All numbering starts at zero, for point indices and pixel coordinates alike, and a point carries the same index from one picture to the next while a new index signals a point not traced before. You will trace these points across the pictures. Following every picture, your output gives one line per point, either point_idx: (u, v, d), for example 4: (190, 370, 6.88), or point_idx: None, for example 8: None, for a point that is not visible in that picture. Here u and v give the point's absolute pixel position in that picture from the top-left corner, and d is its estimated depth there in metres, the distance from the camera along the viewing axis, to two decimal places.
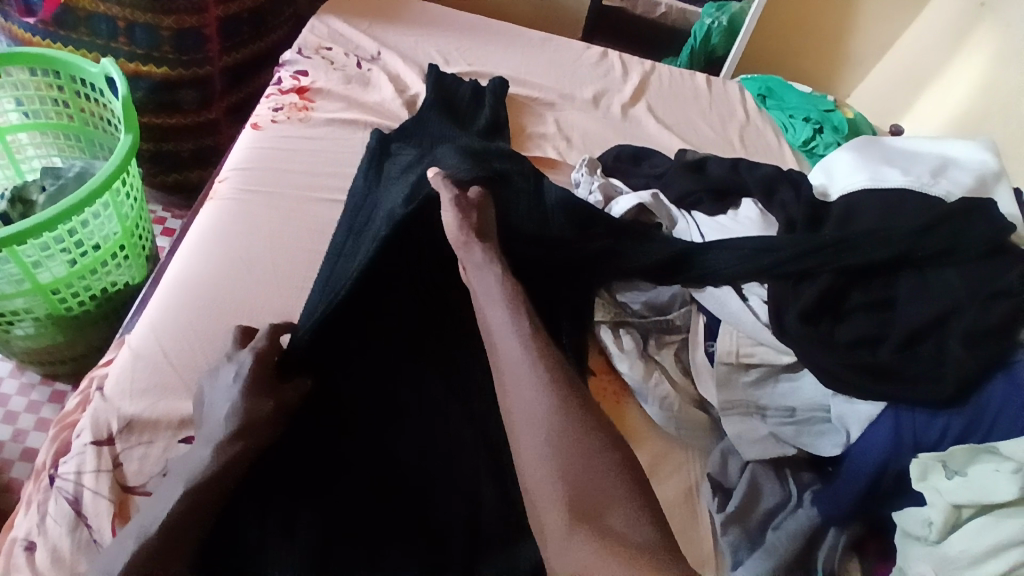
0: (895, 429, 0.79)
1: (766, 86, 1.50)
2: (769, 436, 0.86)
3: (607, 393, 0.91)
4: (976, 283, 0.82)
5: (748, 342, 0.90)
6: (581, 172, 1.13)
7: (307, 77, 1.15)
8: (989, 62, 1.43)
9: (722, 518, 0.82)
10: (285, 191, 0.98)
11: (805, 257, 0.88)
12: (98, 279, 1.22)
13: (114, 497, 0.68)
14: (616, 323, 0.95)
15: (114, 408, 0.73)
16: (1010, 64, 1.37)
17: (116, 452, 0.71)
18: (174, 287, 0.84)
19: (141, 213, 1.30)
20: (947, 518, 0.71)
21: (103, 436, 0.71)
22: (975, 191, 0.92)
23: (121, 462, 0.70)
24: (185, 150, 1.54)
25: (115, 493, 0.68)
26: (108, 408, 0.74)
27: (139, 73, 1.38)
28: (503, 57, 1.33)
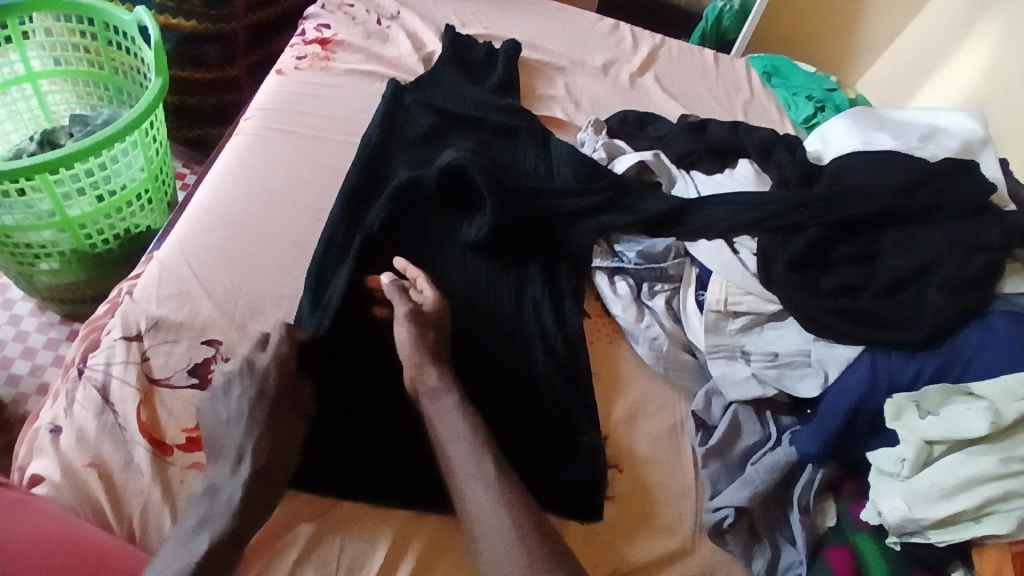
0: (871, 371, 0.83)
1: (772, 65, 1.54)
2: (751, 377, 0.90)
3: (601, 334, 0.96)
4: (958, 240, 0.87)
5: (736, 291, 0.94)
6: (586, 132, 1.17)
7: (329, 30, 1.20)
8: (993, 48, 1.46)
9: (704, 451, 0.87)
10: (305, 131, 1.03)
11: (794, 211, 0.94)
12: (120, 220, 1.28)
13: (140, 387, 0.75)
14: (612, 269, 0.98)
15: (142, 309, 0.80)
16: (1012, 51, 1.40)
17: (144, 347, 0.77)
18: (200, 210, 0.90)
19: (164, 159, 1.36)
20: (919, 453, 0.75)
21: (131, 333, 0.78)
22: (962, 155, 0.96)
23: (147, 356, 0.77)
24: (208, 105, 1.59)
25: (141, 383, 0.75)
26: (136, 310, 0.81)
27: (168, 26, 1.44)
28: (518, 23, 1.38)
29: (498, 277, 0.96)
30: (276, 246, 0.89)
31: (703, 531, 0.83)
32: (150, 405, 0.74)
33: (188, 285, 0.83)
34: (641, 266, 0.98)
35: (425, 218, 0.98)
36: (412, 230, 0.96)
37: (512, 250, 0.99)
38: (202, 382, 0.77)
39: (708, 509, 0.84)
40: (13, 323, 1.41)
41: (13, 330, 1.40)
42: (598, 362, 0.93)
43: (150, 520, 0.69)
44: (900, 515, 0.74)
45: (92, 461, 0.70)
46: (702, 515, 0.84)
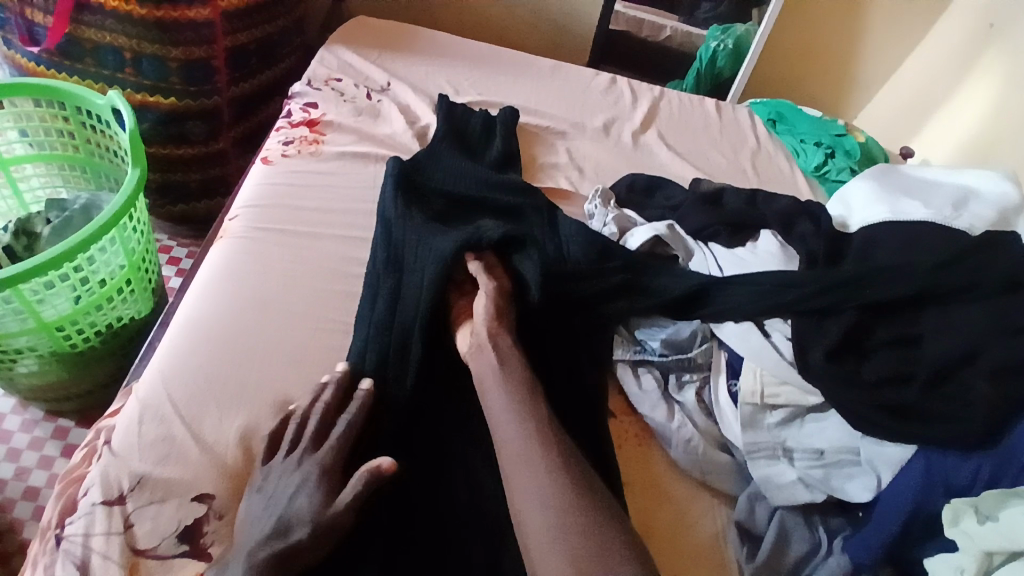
0: (926, 473, 0.76)
1: (776, 111, 1.49)
2: (798, 481, 0.83)
3: (628, 436, 0.88)
4: (1001, 320, 0.79)
5: (773, 382, 0.86)
6: (595, 204, 1.11)
7: (317, 110, 1.14)
8: (998, 85, 1.43)
9: (752, 568, 0.79)
10: (297, 228, 0.95)
11: (827, 293, 0.86)
12: (104, 315, 1.20)
13: (125, 561, 0.67)
14: (635, 361, 0.92)
15: (125, 465, 0.71)
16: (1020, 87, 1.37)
17: (127, 512, 0.69)
18: (187, 333, 0.82)
19: (148, 246, 1.29)
20: (980, 566, 0.68)
21: (113, 496, 0.69)
22: (998, 225, 0.89)
23: (132, 523, 0.69)
24: (194, 180, 1.52)
25: (125, 556, 0.67)
26: (117, 464, 0.72)
27: (146, 104, 1.37)
28: (514, 86, 1.33)
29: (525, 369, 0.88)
30: (270, 367, 0.81)
31: None
32: None
33: (175, 427, 0.75)
34: (667, 358, 0.91)
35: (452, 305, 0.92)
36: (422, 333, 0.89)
37: (539, 334, 0.91)
38: (195, 549, 0.69)
39: None
40: None
41: None
42: (628, 468, 0.86)
43: None
44: None
45: None
46: None
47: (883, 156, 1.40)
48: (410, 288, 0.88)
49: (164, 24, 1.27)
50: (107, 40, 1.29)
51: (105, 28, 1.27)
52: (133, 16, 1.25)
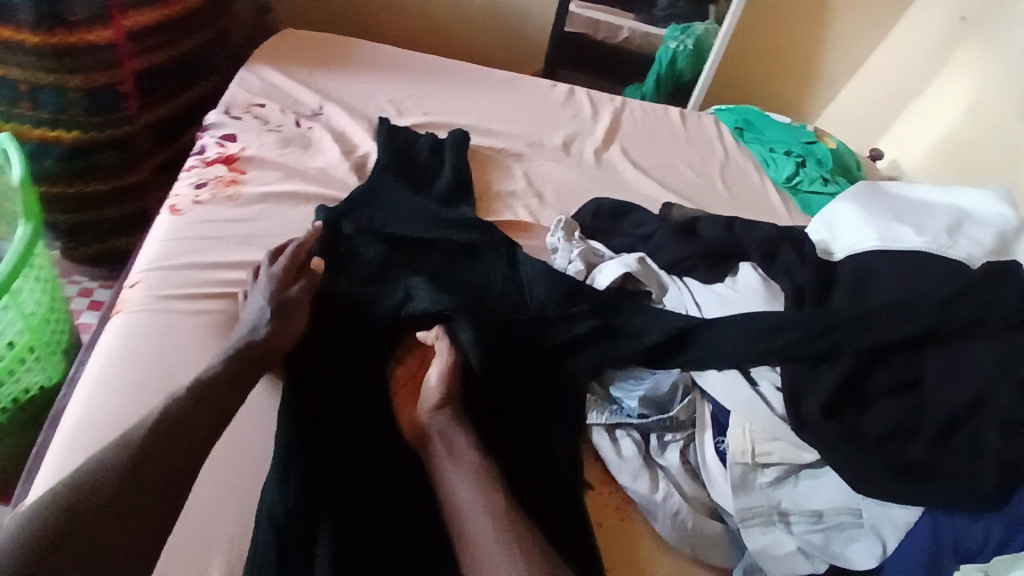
0: (935, 535, 0.69)
1: (743, 119, 1.41)
2: (798, 550, 0.75)
3: (608, 510, 0.78)
4: (1010, 360, 0.72)
5: (764, 438, 0.78)
6: (557, 236, 0.99)
7: (235, 143, 1.00)
8: (971, 82, 1.38)
9: None
10: (210, 294, 0.82)
11: (821, 337, 0.78)
12: (6, 389, 1.05)
13: None
14: (612, 424, 0.81)
15: None
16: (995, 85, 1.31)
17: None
18: (77, 440, 0.69)
19: (54, 293, 1.13)
20: None
21: None
22: (998, 252, 0.81)
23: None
24: (110, 219, 1.33)
25: None
26: None
27: (47, 140, 1.20)
28: (464, 103, 1.21)
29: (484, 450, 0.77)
30: None
31: None
32: None
33: None
34: (647, 418, 0.81)
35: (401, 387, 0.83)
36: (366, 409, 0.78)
37: (499, 406, 0.82)
38: None
39: None
40: None
41: None
42: (610, 549, 0.76)
43: None
44: None
45: None
46: None
47: (855, 161, 1.34)
48: (352, 366, 0.80)
49: (61, 51, 1.12)
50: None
51: None
52: (26, 44, 1.10)
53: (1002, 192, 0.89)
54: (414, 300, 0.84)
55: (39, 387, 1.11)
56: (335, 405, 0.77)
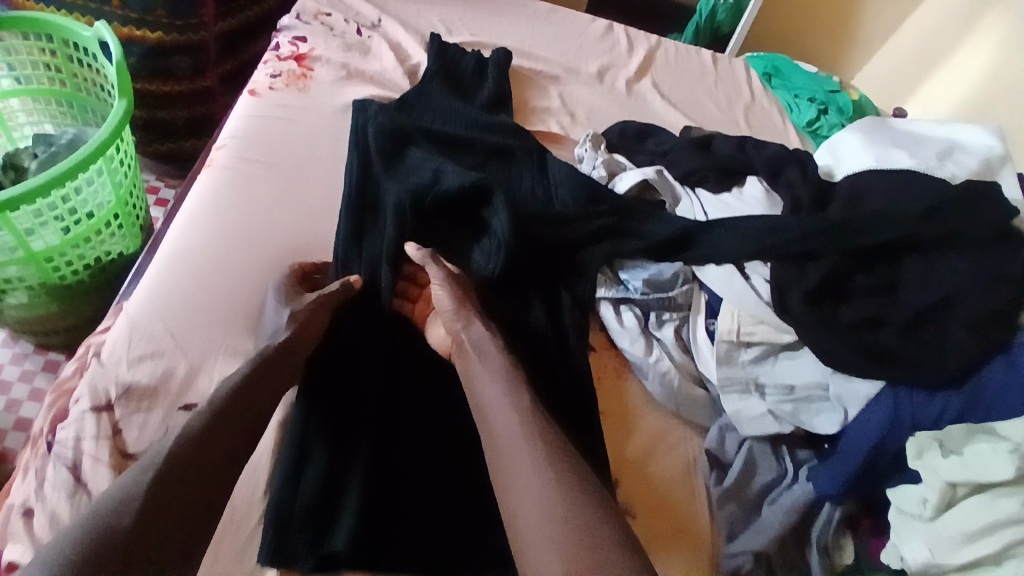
0: (894, 411, 0.78)
1: (772, 66, 1.48)
2: (768, 413, 0.86)
3: (607, 369, 0.91)
4: (984, 265, 0.80)
5: (749, 321, 0.89)
6: (585, 147, 1.10)
7: (306, 44, 1.12)
8: (995, 49, 1.37)
9: (720, 492, 0.83)
10: (282, 161, 0.94)
11: (811, 239, 0.86)
12: (91, 249, 1.20)
13: (113, 464, 0.65)
14: (617, 299, 0.94)
15: (112, 374, 0.69)
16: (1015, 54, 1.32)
17: (116, 419, 0.67)
18: (175, 253, 0.81)
19: (135, 180, 1.28)
20: (942, 496, 0.72)
21: (103, 403, 0.68)
22: (981, 175, 0.89)
23: (120, 429, 0.66)
24: (180, 118, 1.50)
25: (115, 459, 0.65)
26: (104, 376, 0.70)
27: (132, 38, 1.34)
28: (508, 28, 1.31)
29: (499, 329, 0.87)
30: (259, 295, 0.80)
31: None
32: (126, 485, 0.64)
33: (165, 340, 0.73)
34: (648, 296, 0.93)
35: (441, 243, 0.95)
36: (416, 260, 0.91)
37: (519, 276, 0.92)
38: None
39: (725, 554, 0.80)
40: None
41: None
42: (606, 398, 0.89)
43: None
44: (923, 560, 0.73)
45: None
46: (721, 561, 0.80)
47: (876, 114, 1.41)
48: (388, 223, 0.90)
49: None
50: None
51: None
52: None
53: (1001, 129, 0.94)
54: (444, 178, 0.96)
55: (119, 253, 1.27)
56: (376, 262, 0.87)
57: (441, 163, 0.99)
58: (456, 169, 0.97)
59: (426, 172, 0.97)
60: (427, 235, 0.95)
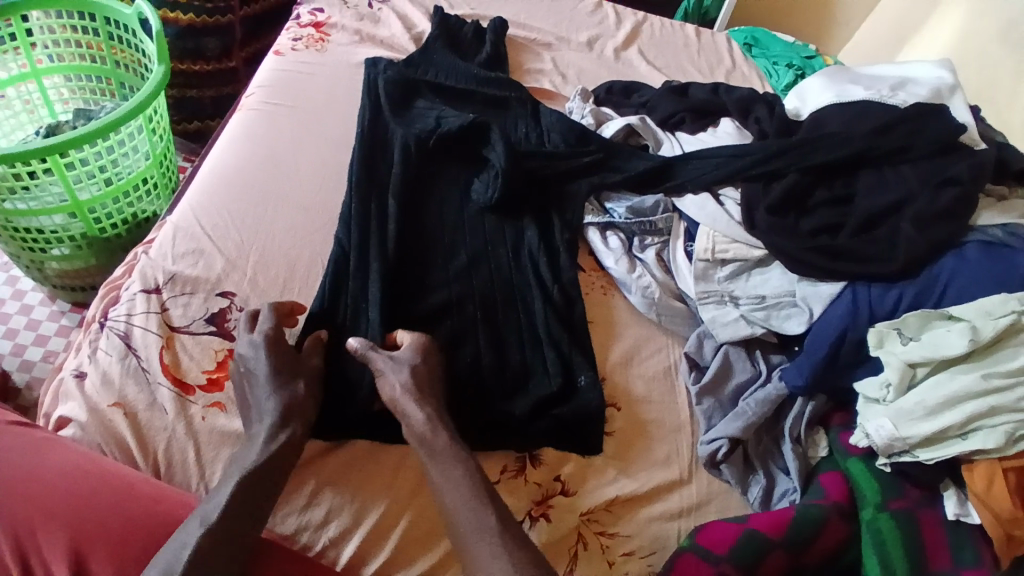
0: (853, 303, 0.86)
1: (752, 37, 1.59)
2: (740, 319, 0.93)
3: (594, 286, 1.00)
4: (929, 175, 0.90)
5: (723, 241, 0.97)
6: (574, 101, 1.21)
7: (323, 14, 1.25)
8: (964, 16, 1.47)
9: (697, 389, 0.91)
10: (303, 106, 1.06)
11: (774, 159, 0.98)
12: (126, 205, 1.31)
13: (162, 333, 0.77)
14: (603, 225, 1.03)
15: (160, 265, 0.82)
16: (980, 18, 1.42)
17: (163, 300, 0.79)
18: (213, 176, 0.93)
19: (168, 146, 1.40)
20: (903, 376, 0.78)
21: (151, 286, 0.80)
22: (932, 100, 1.01)
23: (167, 307, 0.79)
24: (207, 97, 1.62)
25: (162, 330, 0.77)
26: (153, 266, 0.83)
27: (167, 19, 1.48)
28: (505, 4, 1.42)
29: (477, 252, 0.96)
30: (283, 210, 0.91)
31: (700, 463, 0.87)
32: (172, 350, 0.76)
33: (203, 242, 0.85)
34: (630, 221, 1.02)
35: (434, 170, 1.03)
36: (424, 189, 1.01)
37: (511, 199, 1.01)
38: (221, 330, 0.79)
39: (702, 442, 0.87)
40: (23, 313, 1.41)
41: (23, 320, 1.40)
42: (594, 311, 0.97)
43: (175, 456, 0.71)
44: (887, 434, 0.78)
45: (116, 402, 0.72)
46: (698, 447, 0.88)
47: None
48: (394, 162, 1.00)
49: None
50: None
51: None
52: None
53: (947, 63, 1.07)
54: (445, 122, 1.05)
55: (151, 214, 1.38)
56: (383, 190, 0.96)
57: (445, 111, 1.09)
58: (459, 114, 1.07)
59: (432, 117, 1.08)
60: (429, 170, 1.03)
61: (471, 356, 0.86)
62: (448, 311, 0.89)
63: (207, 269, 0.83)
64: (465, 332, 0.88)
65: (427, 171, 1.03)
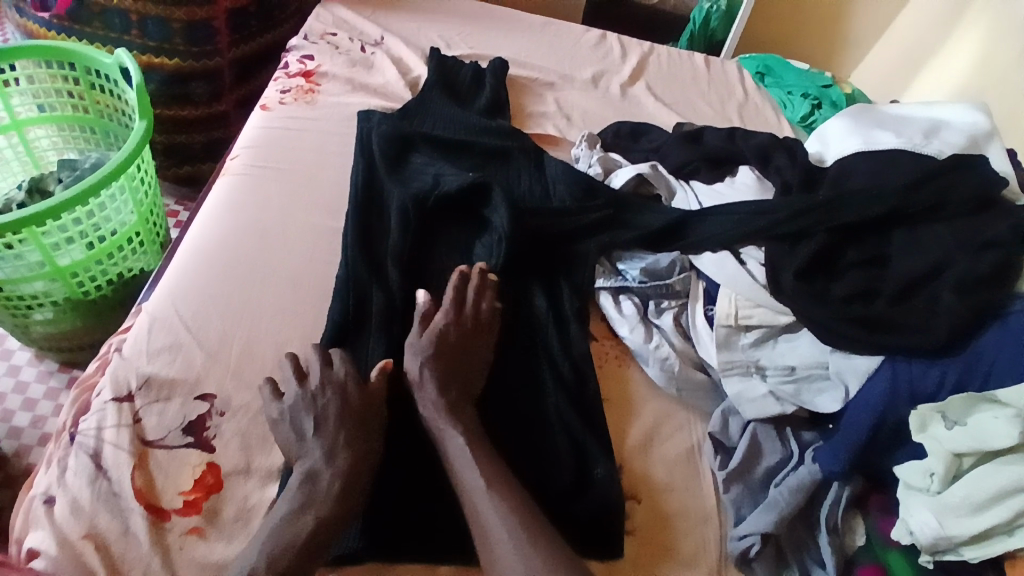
0: (892, 381, 0.78)
1: (764, 65, 1.52)
2: (769, 395, 0.85)
3: (607, 357, 0.93)
4: (968, 238, 0.83)
5: (746, 304, 0.90)
6: (580, 147, 1.14)
7: (313, 61, 1.19)
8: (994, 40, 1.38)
9: (724, 475, 0.83)
10: (290, 167, 1.00)
11: (799, 218, 0.91)
12: (113, 264, 1.25)
13: (134, 450, 0.71)
14: (616, 289, 0.96)
15: (133, 367, 0.77)
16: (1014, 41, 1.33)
17: (136, 408, 0.74)
18: (192, 253, 0.87)
19: (154, 199, 1.34)
20: (949, 468, 0.70)
21: (122, 393, 0.75)
22: (968, 148, 0.95)
23: (139, 417, 0.74)
24: (198, 142, 1.57)
25: (135, 446, 0.71)
26: (126, 368, 0.78)
27: (151, 65, 1.42)
28: (504, 41, 1.36)
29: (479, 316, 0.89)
30: (267, 290, 0.85)
31: (729, 562, 0.79)
32: (145, 469, 0.70)
33: (182, 335, 0.80)
34: (645, 284, 0.95)
35: (435, 232, 0.97)
36: (426, 255, 0.94)
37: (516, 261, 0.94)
38: (199, 441, 0.73)
39: (732, 537, 0.80)
40: (11, 375, 1.36)
41: (9, 383, 1.35)
42: (608, 386, 0.90)
43: None
44: (932, 533, 0.69)
45: (87, 533, 0.66)
46: (727, 543, 0.80)
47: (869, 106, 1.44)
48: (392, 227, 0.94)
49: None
50: (113, 3, 1.33)
51: None
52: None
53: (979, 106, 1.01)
54: (444, 182, 0.99)
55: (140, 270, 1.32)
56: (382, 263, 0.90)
57: (446, 168, 1.03)
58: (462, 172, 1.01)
59: (431, 174, 1.01)
60: (431, 231, 0.97)
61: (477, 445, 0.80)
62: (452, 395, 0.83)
63: (185, 365, 0.77)
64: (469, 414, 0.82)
65: (428, 233, 0.96)
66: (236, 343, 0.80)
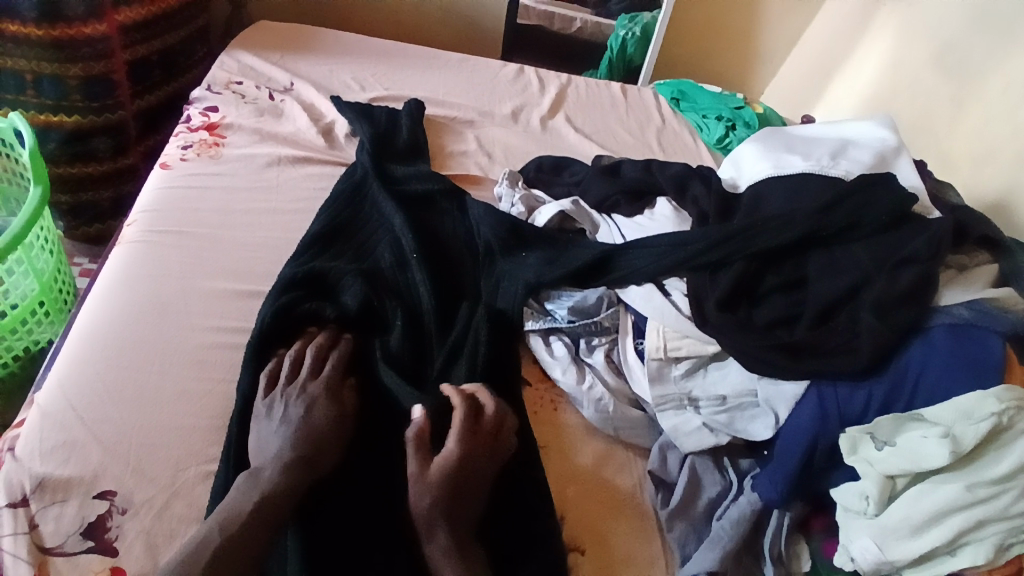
0: (820, 406, 0.79)
1: (679, 90, 1.56)
2: (703, 427, 0.85)
3: (543, 402, 0.91)
4: (880, 257, 0.86)
5: (674, 335, 0.90)
6: (502, 185, 1.13)
7: (217, 113, 1.14)
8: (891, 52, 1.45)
9: (667, 513, 0.82)
10: (197, 230, 0.95)
11: (719, 247, 0.92)
12: (18, 339, 1.13)
13: (33, 560, 0.67)
14: (546, 330, 0.95)
15: (26, 468, 0.71)
16: (907, 56, 1.41)
17: (32, 513, 0.69)
18: (88, 336, 0.82)
19: (60, 262, 1.20)
20: (883, 489, 0.71)
21: (17, 499, 0.69)
22: (877, 167, 0.98)
23: (37, 523, 0.68)
24: (106, 199, 1.46)
25: (34, 555, 0.67)
26: (19, 470, 0.72)
27: (49, 124, 1.32)
28: (421, 80, 1.34)
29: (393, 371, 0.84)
30: (172, 368, 0.80)
31: None
32: None
33: (79, 429, 0.74)
34: (574, 323, 0.94)
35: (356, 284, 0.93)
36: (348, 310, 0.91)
37: (438, 310, 0.92)
38: (101, 544, 0.68)
39: None
40: None
41: None
42: (544, 433, 0.88)
43: None
44: (874, 558, 0.70)
45: None
46: None
47: (780, 123, 1.50)
48: (307, 284, 0.90)
49: (61, 42, 1.23)
50: (6, 64, 1.25)
51: (3, 51, 1.24)
52: (29, 38, 1.22)
53: (888, 124, 1.06)
54: (368, 243, 0.99)
55: (48, 342, 1.19)
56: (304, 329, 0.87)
57: (372, 226, 1.02)
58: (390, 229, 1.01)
59: (356, 231, 1.00)
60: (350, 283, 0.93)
61: (406, 509, 0.76)
62: (377, 462, 0.79)
63: (85, 462, 0.72)
64: (395, 480, 0.78)
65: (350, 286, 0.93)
66: (141, 431, 0.75)
